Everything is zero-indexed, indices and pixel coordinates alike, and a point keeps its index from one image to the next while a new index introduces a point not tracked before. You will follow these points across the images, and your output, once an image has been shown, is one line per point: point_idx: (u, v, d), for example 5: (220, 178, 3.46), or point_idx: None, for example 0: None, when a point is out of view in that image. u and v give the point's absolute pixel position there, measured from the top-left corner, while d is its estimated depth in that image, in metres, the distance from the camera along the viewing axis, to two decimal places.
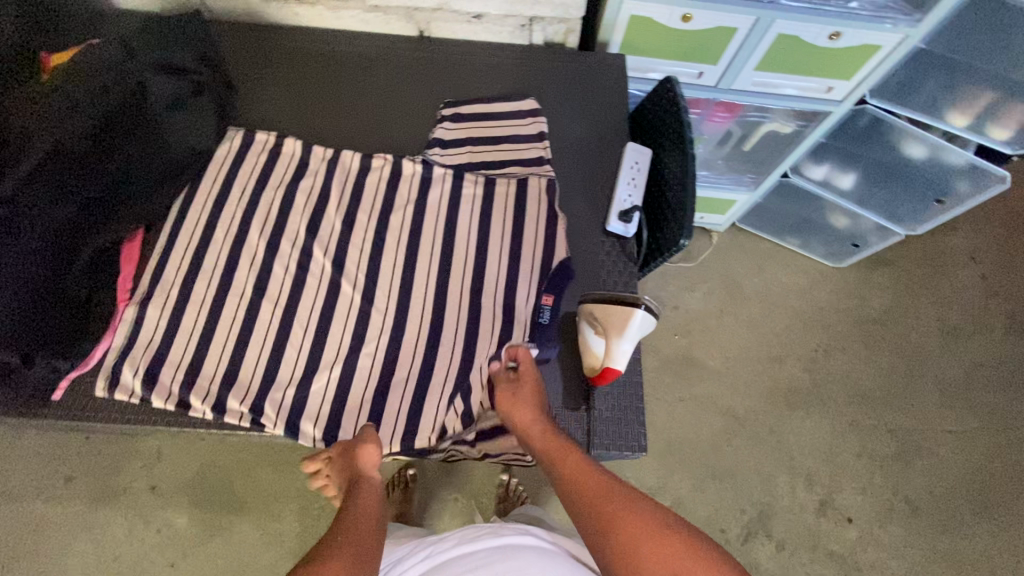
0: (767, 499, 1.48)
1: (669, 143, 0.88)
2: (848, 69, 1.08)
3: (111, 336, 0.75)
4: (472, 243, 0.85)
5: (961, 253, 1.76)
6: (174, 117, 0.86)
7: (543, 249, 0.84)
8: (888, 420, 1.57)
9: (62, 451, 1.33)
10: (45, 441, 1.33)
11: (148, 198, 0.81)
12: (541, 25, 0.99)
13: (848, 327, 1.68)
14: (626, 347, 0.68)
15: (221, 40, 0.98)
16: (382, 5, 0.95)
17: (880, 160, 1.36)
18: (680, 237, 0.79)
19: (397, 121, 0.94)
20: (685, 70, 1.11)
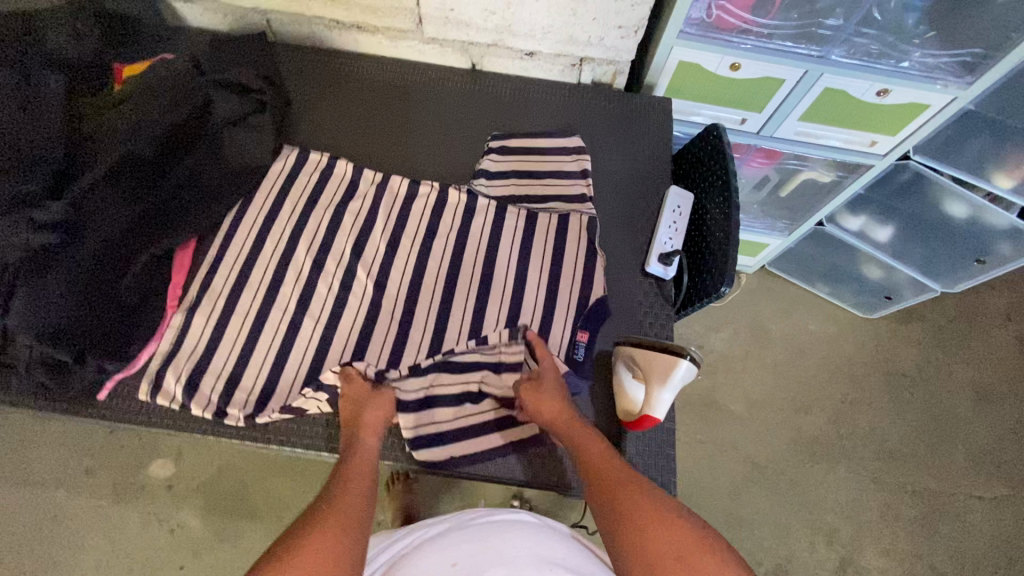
0: (784, 552, 1.44)
1: (712, 189, 0.89)
2: (894, 125, 1.08)
3: (157, 341, 0.77)
4: (511, 276, 0.86)
5: (998, 313, 1.72)
6: (235, 133, 0.89)
7: (582, 286, 0.85)
8: (915, 480, 1.53)
9: (85, 443, 1.35)
10: (71, 432, 1.36)
11: (205, 208, 0.84)
12: (591, 65, 1.01)
13: (876, 380, 1.64)
14: (667, 396, 0.66)
15: (283, 61, 1.02)
16: (439, 37, 0.99)
17: (919, 216, 1.34)
18: (721, 284, 0.79)
19: (445, 149, 0.97)
20: (728, 115, 1.12)
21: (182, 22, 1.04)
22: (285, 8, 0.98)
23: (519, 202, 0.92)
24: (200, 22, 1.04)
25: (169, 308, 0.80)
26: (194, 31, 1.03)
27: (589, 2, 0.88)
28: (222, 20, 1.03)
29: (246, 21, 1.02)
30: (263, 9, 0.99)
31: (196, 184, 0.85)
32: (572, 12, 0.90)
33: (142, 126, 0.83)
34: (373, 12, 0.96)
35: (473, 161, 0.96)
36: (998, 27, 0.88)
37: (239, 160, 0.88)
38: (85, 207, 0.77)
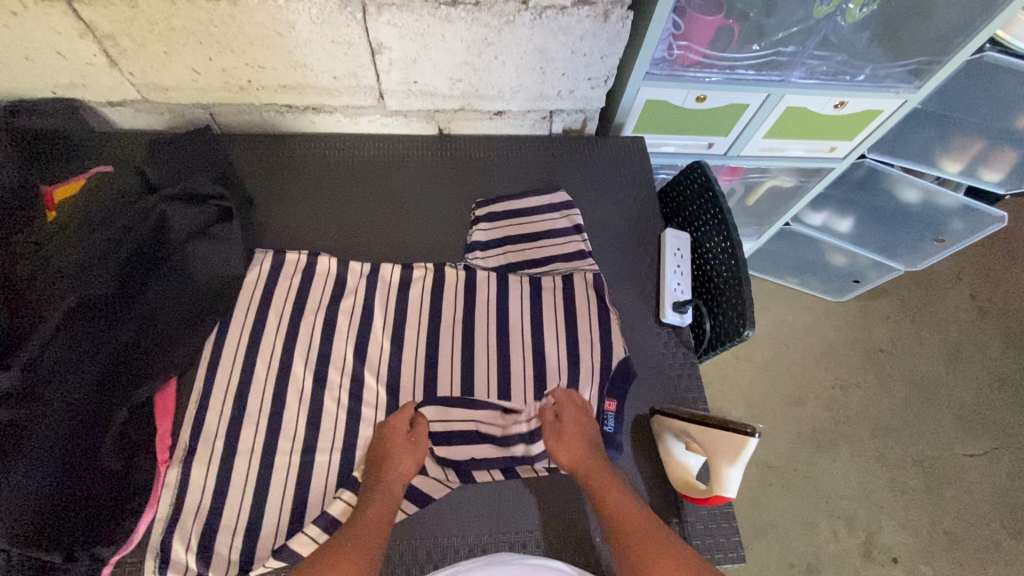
0: (812, 549, 1.46)
1: (710, 228, 0.88)
2: (851, 132, 1.12)
3: (154, 507, 0.68)
4: (528, 352, 0.81)
5: (949, 275, 1.84)
6: (202, 250, 0.80)
7: (602, 353, 0.81)
8: (913, 451, 1.59)
9: None
10: None
11: (182, 342, 0.75)
12: (561, 116, 1.00)
13: (858, 360, 1.71)
14: (737, 474, 0.64)
15: (234, 154, 0.94)
16: (403, 109, 0.94)
17: (876, 206, 1.41)
18: (742, 327, 0.77)
19: (431, 224, 0.92)
20: (696, 142, 1.14)
21: (113, 125, 0.94)
22: (230, 100, 0.91)
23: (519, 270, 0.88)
24: (133, 123, 0.94)
25: (159, 464, 0.70)
26: (128, 133, 0.94)
27: (558, 59, 0.86)
28: (160, 119, 0.94)
29: (187, 118, 0.94)
30: (206, 104, 0.91)
31: (167, 315, 0.76)
32: (541, 70, 0.88)
33: (92, 263, 0.73)
34: (330, 94, 0.90)
35: (463, 233, 0.92)
36: (939, 36, 0.93)
37: (211, 277, 0.80)
38: (38, 371, 0.66)
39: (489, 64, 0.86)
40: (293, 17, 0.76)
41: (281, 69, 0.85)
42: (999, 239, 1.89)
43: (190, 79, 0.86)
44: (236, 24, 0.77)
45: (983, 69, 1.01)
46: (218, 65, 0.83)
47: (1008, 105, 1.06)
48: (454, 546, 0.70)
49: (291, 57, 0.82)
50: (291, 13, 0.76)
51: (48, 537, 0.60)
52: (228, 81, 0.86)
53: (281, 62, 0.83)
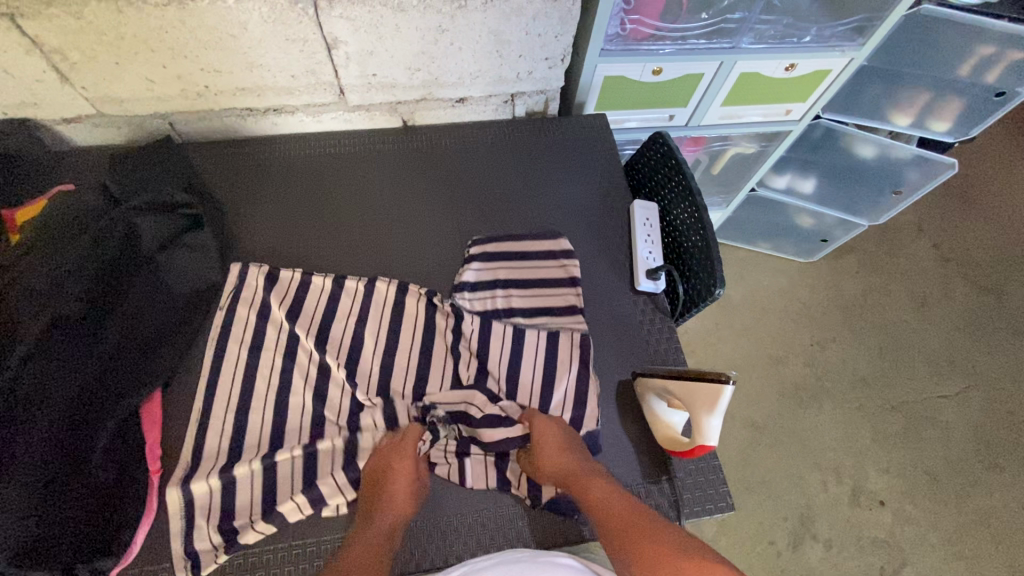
0: (804, 501, 1.51)
1: (675, 195, 0.91)
2: (804, 93, 1.16)
3: (150, 517, 0.67)
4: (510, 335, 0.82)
5: (911, 227, 1.91)
6: (174, 258, 0.80)
7: (584, 347, 0.81)
8: (891, 398, 1.66)
9: None
10: None
11: (164, 351, 0.75)
12: (522, 99, 1.01)
13: (833, 316, 1.77)
14: (718, 422, 0.65)
15: (199, 161, 0.93)
16: (364, 104, 0.95)
17: (836, 164, 1.45)
18: (714, 286, 0.80)
19: (404, 217, 0.93)
20: (657, 115, 1.16)
21: (72, 144, 0.93)
22: (189, 108, 0.90)
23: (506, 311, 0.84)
24: (92, 140, 0.93)
25: (153, 473, 0.69)
26: (88, 150, 0.92)
27: (513, 41, 0.87)
28: (120, 134, 0.92)
29: (147, 129, 0.93)
30: (164, 114, 0.90)
31: (147, 325, 0.76)
32: (498, 53, 0.89)
33: (62, 282, 0.73)
34: (289, 94, 0.90)
35: (436, 221, 0.93)
36: None
37: (186, 285, 0.80)
38: (19, 393, 0.66)
39: (446, 51, 0.87)
40: (244, 18, 0.76)
41: (238, 71, 0.84)
42: (954, 188, 1.96)
43: (146, 89, 0.85)
44: (187, 29, 0.76)
45: (922, 25, 1.05)
46: (172, 72, 0.82)
47: (948, 57, 1.11)
48: (454, 524, 0.71)
49: (247, 59, 0.82)
50: (241, 14, 0.75)
51: (46, 554, 0.60)
52: (185, 88, 0.86)
53: (237, 64, 0.83)
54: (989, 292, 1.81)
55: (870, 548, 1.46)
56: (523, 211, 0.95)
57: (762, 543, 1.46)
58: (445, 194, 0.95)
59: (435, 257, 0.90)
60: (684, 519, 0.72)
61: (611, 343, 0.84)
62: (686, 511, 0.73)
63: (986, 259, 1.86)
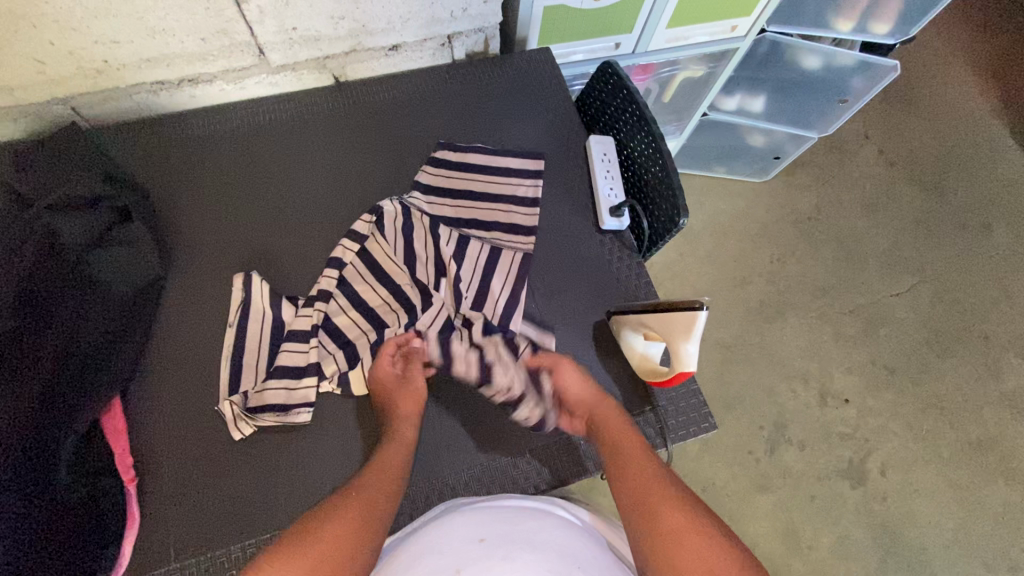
0: (777, 409, 1.60)
1: (630, 125, 0.88)
2: (748, 7, 1.13)
3: (135, 527, 0.65)
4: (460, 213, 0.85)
5: (857, 135, 1.95)
6: (105, 256, 0.73)
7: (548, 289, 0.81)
8: (849, 302, 1.74)
9: None
10: None
11: (111, 361, 0.70)
12: (460, 40, 0.95)
13: (790, 232, 1.81)
14: (694, 348, 0.65)
15: (110, 147, 0.84)
16: (289, 62, 0.87)
17: (783, 78, 1.44)
18: (677, 216, 0.79)
19: (353, 182, 0.87)
20: (602, 44, 1.11)
21: None
22: (90, 87, 0.80)
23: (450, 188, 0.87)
24: None
25: (128, 482, 0.67)
26: None
27: None
28: (15, 127, 0.82)
29: (45, 117, 0.82)
30: (63, 98, 0.81)
31: (86, 334, 0.69)
32: None
33: None
34: (202, 60, 0.82)
35: (385, 181, 0.88)
36: None
37: (125, 287, 0.74)
38: None
39: None
40: None
41: (138, 40, 0.76)
42: (894, 92, 2.00)
43: (35, 71, 0.75)
44: None
45: None
46: (62, 47, 0.73)
47: None
48: (450, 484, 0.70)
49: (146, 24, 0.74)
50: None
51: None
52: (80, 65, 0.77)
53: (135, 30, 0.74)
54: (931, 189, 1.88)
55: (838, 442, 1.58)
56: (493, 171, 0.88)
57: (742, 453, 1.55)
58: (393, 150, 0.90)
59: (400, 220, 0.82)
60: (671, 443, 0.75)
61: (579, 288, 0.82)
62: (673, 435, 0.75)
63: (928, 157, 1.92)
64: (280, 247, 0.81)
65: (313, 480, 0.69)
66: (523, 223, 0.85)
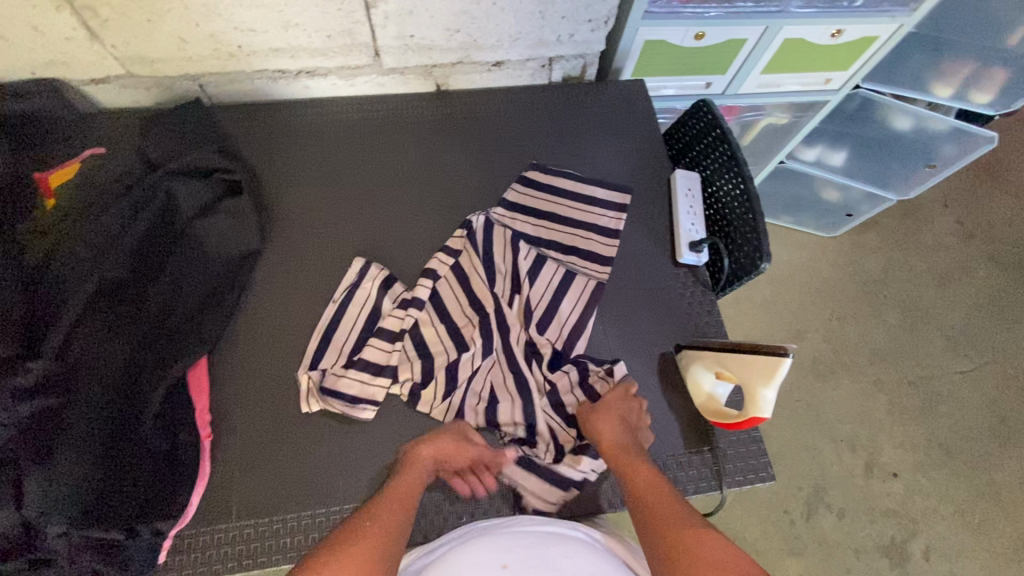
0: (818, 473, 1.54)
1: (719, 164, 0.89)
2: (846, 62, 1.12)
3: (203, 484, 0.68)
4: (541, 232, 0.87)
5: (935, 202, 1.88)
6: (210, 225, 0.78)
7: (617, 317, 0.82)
8: (907, 373, 1.66)
9: None
10: None
11: (203, 321, 0.74)
12: (561, 63, 0.98)
13: (854, 292, 1.75)
14: (772, 394, 0.65)
15: (227, 124, 0.91)
16: (399, 66, 0.92)
17: (868, 136, 1.42)
18: (759, 260, 0.79)
19: (442, 186, 0.90)
20: (693, 82, 1.13)
21: (98, 106, 0.90)
22: (221, 69, 0.87)
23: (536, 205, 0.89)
24: (121, 103, 0.91)
25: (204, 437, 0.70)
26: (118, 113, 0.90)
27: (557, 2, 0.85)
28: (148, 96, 0.90)
29: (176, 91, 0.90)
30: (194, 75, 0.88)
31: (185, 297, 0.75)
32: (540, 14, 0.87)
33: (105, 249, 0.73)
34: (323, 55, 0.87)
35: (472, 189, 0.91)
36: None
37: (225, 255, 0.79)
38: (72, 360, 0.67)
39: (487, 12, 0.85)
40: None
41: (272, 31, 0.82)
42: (981, 164, 1.93)
43: (177, 48, 0.82)
44: None
45: None
46: (206, 30, 0.80)
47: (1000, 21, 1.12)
48: (502, 490, 0.72)
49: (282, 17, 0.80)
50: None
51: (107, 515, 0.62)
52: (217, 47, 0.83)
53: (271, 22, 0.80)
54: (1010, 269, 1.80)
55: (880, 517, 1.50)
56: (576, 198, 0.90)
57: (776, 511, 1.50)
58: (482, 160, 0.93)
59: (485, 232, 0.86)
60: (726, 488, 0.73)
61: (648, 317, 0.83)
62: (729, 480, 0.74)
63: (1010, 236, 1.84)
64: (366, 238, 0.85)
65: (371, 464, 0.71)
66: (600, 254, 0.85)
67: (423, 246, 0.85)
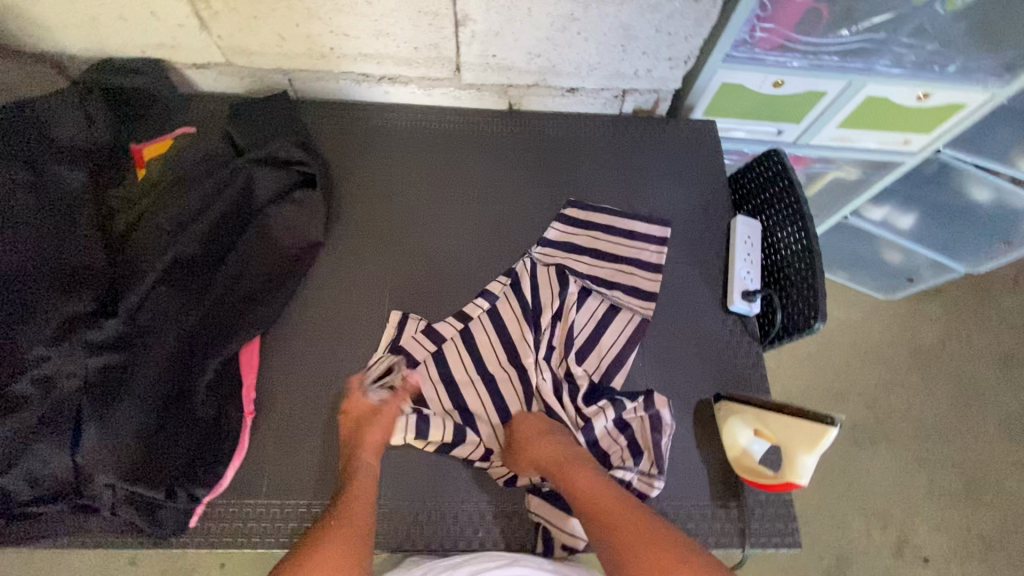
0: (843, 543, 1.47)
1: (782, 215, 0.87)
2: (929, 126, 1.09)
3: (240, 459, 0.71)
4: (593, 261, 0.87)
5: (1006, 278, 1.78)
6: (281, 213, 0.83)
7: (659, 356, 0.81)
8: (954, 455, 1.57)
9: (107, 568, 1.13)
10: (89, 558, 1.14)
11: (261, 303, 0.78)
12: (633, 96, 0.99)
13: (906, 361, 1.67)
14: (813, 462, 0.64)
15: (308, 118, 0.96)
16: (477, 82, 0.95)
17: (941, 203, 1.36)
18: (812, 319, 0.76)
19: (501, 203, 0.92)
20: (764, 129, 1.12)
21: (196, 88, 0.97)
22: (311, 67, 0.92)
23: (588, 233, 0.89)
24: (215, 87, 0.97)
25: (246, 414, 0.73)
26: (212, 97, 0.96)
27: (641, 37, 0.86)
28: (241, 84, 0.96)
29: (266, 82, 0.96)
30: (285, 70, 0.93)
31: (248, 278, 0.79)
32: (622, 47, 0.88)
33: (186, 223, 0.78)
34: (407, 64, 0.91)
35: (531, 209, 0.92)
36: None
37: (291, 244, 0.82)
38: (142, 323, 0.72)
39: (570, 40, 0.87)
40: None
41: (365, 37, 0.86)
42: None
43: (276, 45, 0.88)
44: None
45: None
46: (304, 30, 0.85)
47: None
48: (521, 511, 0.72)
49: (376, 26, 0.84)
50: None
51: (151, 475, 0.65)
52: (312, 47, 0.88)
53: (365, 29, 0.85)
54: None
55: None
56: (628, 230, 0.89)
57: None
58: (544, 182, 0.94)
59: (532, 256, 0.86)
60: (749, 549, 0.71)
61: (690, 360, 0.82)
62: (753, 541, 0.72)
63: None
64: (422, 244, 0.88)
65: (399, 464, 0.73)
66: (645, 289, 0.85)
67: (475, 259, 0.87)
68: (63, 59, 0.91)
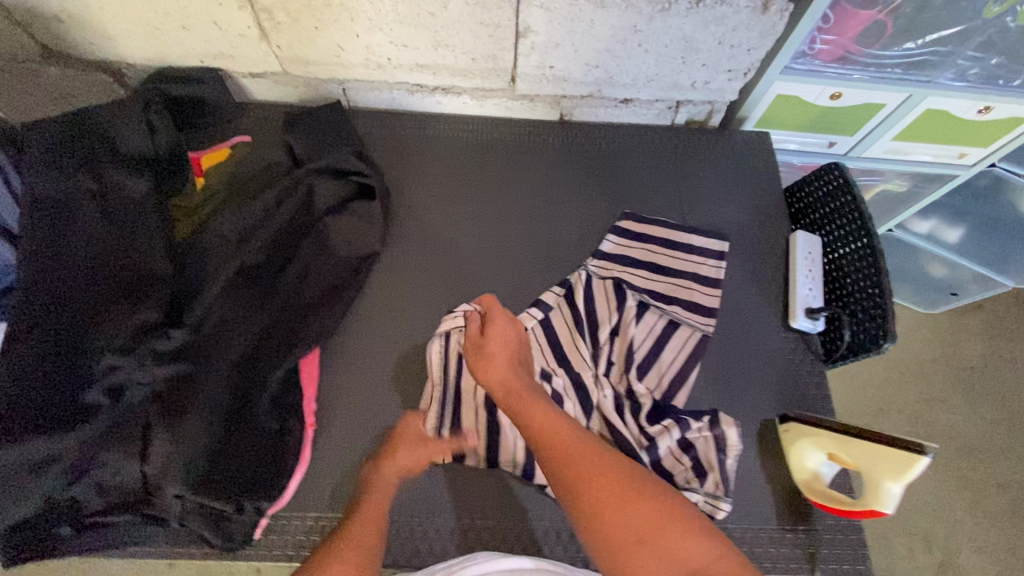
0: (884, 563, 1.43)
1: (845, 231, 0.85)
2: (987, 140, 1.06)
3: (302, 471, 0.71)
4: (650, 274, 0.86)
5: None
6: (339, 224, 0.83)
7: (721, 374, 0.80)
8: (999, 475, 1.53)
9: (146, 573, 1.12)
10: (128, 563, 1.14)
11: (320, 314, 0.78)
12: (687, 107, 0.98)
13: (947, 377, 1.63)
14: (898, 491, 0.62)
15: (361, 128, 0.96)
16: (530, 93, 0.94)
17: (992, 217, 1.33)
18: (882, 339, 0.75)
19: (554, 214, 0.91)
20: (817, 140, 1.10)
21: (250, 96, 0.98)
22: (367, 77, 0.92)
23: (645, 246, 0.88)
24: (269, 96, 0.98)
25: (307, 426, 0.73)
26: (267, 106, 0.97)
27: (702, 50, 0.85)
28: (295, 93, 0.96)
29: (320, 91, 0.96)
30: (341, 80, 0.93)
31: (308, 288, 0.79)
32: (681, 59, 0.87)
33: (247, 232, 0.78)
34: (463, 75, 0.91)
35: (584, 220, 0.91)
36: None
37: (349, 255, 0.83)
38: (206, 331, 0.72)
39: (630, 51, 0.86)
40: None
41: (423, 48, 0.86)
42: None
43: (334, 55, 0.88)
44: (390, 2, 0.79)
45: None
46: (364, 41, 0.85)
47: None
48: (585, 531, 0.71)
49: (435, 37, 0.84)
50: None
51: (219, 487, 0.65)
52: (369, 57, 0.88)
53: (424, 41, 0.84)
54: None
55: None
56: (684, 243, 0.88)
57: None
58: (597, 194, 0.93)
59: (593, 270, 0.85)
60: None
61: (753, 379, 0.80)
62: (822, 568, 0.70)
63: None
64: (477, 255, 0.87)
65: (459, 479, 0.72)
66: (704, 304, 0.83)
67: (530, 271, 0.87)
68: (123, 67, 0.92)
